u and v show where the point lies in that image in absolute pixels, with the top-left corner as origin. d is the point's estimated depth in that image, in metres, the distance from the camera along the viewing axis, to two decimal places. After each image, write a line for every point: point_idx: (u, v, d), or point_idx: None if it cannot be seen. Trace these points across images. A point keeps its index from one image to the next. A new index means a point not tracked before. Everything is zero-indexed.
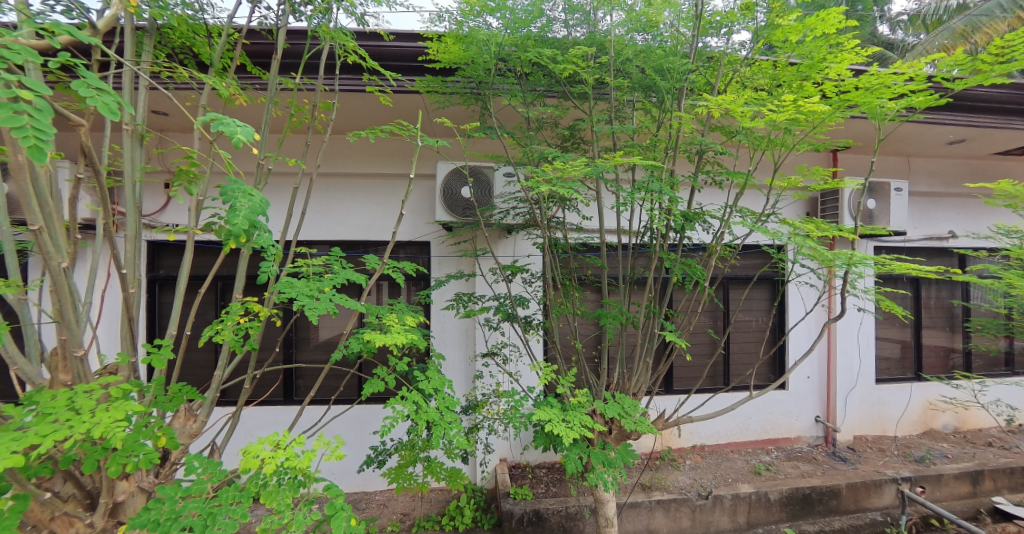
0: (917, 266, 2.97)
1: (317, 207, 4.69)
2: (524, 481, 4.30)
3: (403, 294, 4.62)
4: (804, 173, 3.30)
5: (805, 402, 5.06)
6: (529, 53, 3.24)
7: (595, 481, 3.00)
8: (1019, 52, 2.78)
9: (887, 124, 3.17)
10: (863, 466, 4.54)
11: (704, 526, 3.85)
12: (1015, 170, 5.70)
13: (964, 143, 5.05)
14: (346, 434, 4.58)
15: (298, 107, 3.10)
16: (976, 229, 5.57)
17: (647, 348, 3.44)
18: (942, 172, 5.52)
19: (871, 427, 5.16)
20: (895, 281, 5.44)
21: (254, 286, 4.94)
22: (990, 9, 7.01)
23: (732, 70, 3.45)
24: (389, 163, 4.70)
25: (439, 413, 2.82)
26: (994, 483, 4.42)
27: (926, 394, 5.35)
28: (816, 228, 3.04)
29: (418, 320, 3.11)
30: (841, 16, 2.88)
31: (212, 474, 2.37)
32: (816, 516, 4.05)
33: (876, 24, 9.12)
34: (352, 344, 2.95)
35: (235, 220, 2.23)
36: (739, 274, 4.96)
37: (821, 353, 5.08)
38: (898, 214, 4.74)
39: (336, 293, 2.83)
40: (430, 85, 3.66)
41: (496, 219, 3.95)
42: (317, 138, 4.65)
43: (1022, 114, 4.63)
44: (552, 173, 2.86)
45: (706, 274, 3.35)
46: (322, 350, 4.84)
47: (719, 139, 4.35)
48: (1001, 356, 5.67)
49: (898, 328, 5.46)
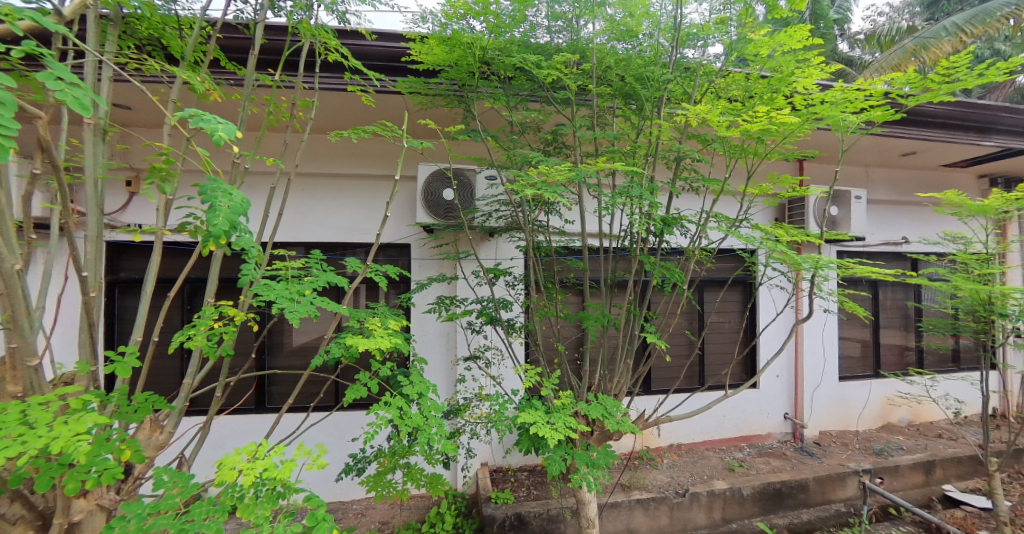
0: (878, 268, 3.19)
1: (294, 208, 4.53)
2: (506, 485, 4.23)
3: (384, 298, 4.52)
4: (774, 181, 3.39)
5: (777, 399, 5.28)
6: (513, 58, 3.30)
7: (579, 481, 3.13)
8: (962, 72, 3.06)
9: (848, 136, 3.43)
10: (829, 460, 4.76)
11: (682, 523, 3.94)
12: (959, 181, 6.17)
13: (917, 155, 5.42)
14: (326, 443, 4.43)
15: (276, 105, 3.08)
16: (928, 235, 5.99)
17: (627, 350, 3.54)
18: (897, 181, 5.90)
19: (836, 422, 5.46)
20: (856, 283, 5.78)
21: (225, 289, 4.75)
22: (937, 31, 7.25)
23: (707, 81, 3.54)
24: (373, 164, 4.61)
25: (422, 418, 2.97)
26: (944, 472, 4.73)
27: (885, 390, 5.69)
28: (785, 233, 3.30)
29: (401, 324, 3.23)
30: (807, 33, 3.09)
31: (182, 488, 2.25)
32: (787, 509, 4.21)
33: (837, 43, 9.73)
34: (333, 349, 3.04)
35: (215, 221, 2.16)
36: (715, 277, 5.06)
37: (791, 353, 5.29)
38: (860, 220, 5.00)
39: (317, 296, 2.87)
40: (412, 86, 3.61)
41: (479, 222, 3.88)
42: (297, 137, 4.52)
43: (966, 131, 4.93)
44: (536, 177, 3.01)
45: (684, 278, 3.46)
46: (297, 356, 4.65)
47: (697, 146, 4.49)
48: (949, 353, 6.08)
49: (859, 328, 5.77)
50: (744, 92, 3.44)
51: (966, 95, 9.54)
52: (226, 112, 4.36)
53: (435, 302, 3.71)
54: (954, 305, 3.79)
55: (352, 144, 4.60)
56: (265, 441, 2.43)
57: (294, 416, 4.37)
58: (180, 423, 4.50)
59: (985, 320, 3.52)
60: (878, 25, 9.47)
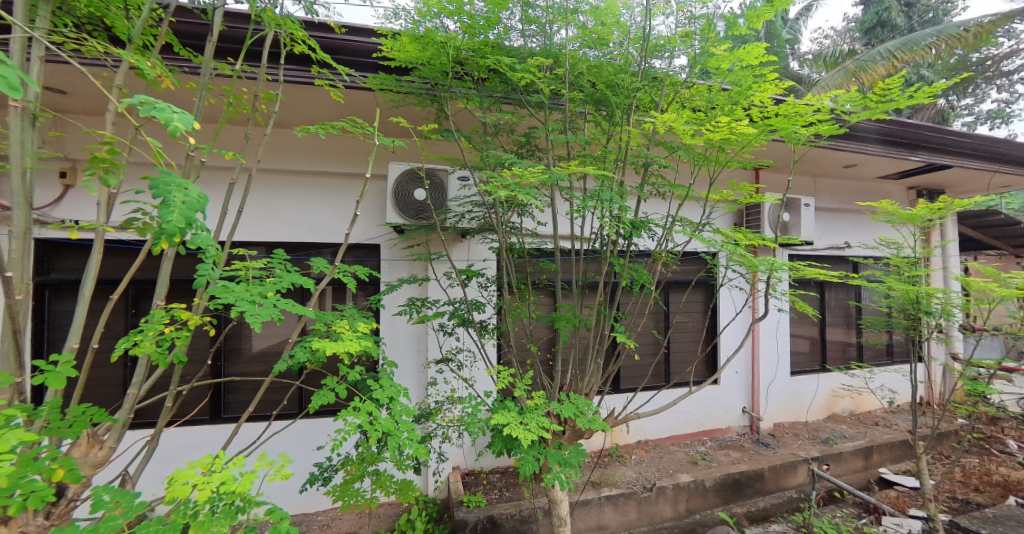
0: (824, 271, 3.39)
1: (255, 206, 4.27)
2: (478, 488, 4.18)
3: (351, 299, 4.33)
4: (733, 188, 3.55)
5: (735, 393, 5.56)
6: (487, 59, 3.30)
7: (552, 480, 3.16)
8: (894, 93, 3.36)
9: (799, 148, 3.68)
10: (782, 449, 5.07)
11: (649, 516, 4.06)
12: (892, 192, 6.76)
13: (857, 166, 5.89)
14: (290, 452, 4.25)
15: (236, 96, 2.92)
16: (866, 240, 6.53)
17: (598, 350, 3.61)
18: (839, 190, 6.41)
19: (788, 414, 5.83)
20: (806, 284, 6.20)
21: (173, 291, 4.42)
22: (874, 55, 7.73)
23: (673, 91, 3.68)
24: (343, 162, 4.47)
25: (392, 423, 2.89)
26: (880, 456, 5.16)
27: (830, 383, 6.14)
28: (743, 237, 3.46)
29: (369, 327, 3.13)
30: (763, 51, 3.27)
31: (126, 508, 2.06)
32: (745, 498, 4.44)
33: (787, 62, 10.36)
34: (298, 354, 2.91)
35: (168, 218, 2.02)
36: (681, 279, 5.25)
37: (747, 351, 5.60)
38: (808, 226, 5.37)
39: (281, 298, 2.72)
40: (383, 83, 3.59)
41: (452, 222, 3.87)
42: (258, 132, 4.31)
43: (896, 148, 5.37)
44: (510, 179, 3.01)
45: (652, 279, 3.57)
46: (257, 363, 4.41)
47: (664, 153, 4.66)
48: (884, 347, 6.63)
49: (807, 325, 6.17)
50: (707, 103, 3.63)
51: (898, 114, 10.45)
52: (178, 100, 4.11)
53: (405, 304, 3.67)
54: (888, 304, 4.14)
55: (319, 141, 4.41)
56: (223, 452, 2.29)
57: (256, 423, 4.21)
58: (124, 436, 4.19)
59: (914, 317, 3.88)
60: (823, 47, 10.23)
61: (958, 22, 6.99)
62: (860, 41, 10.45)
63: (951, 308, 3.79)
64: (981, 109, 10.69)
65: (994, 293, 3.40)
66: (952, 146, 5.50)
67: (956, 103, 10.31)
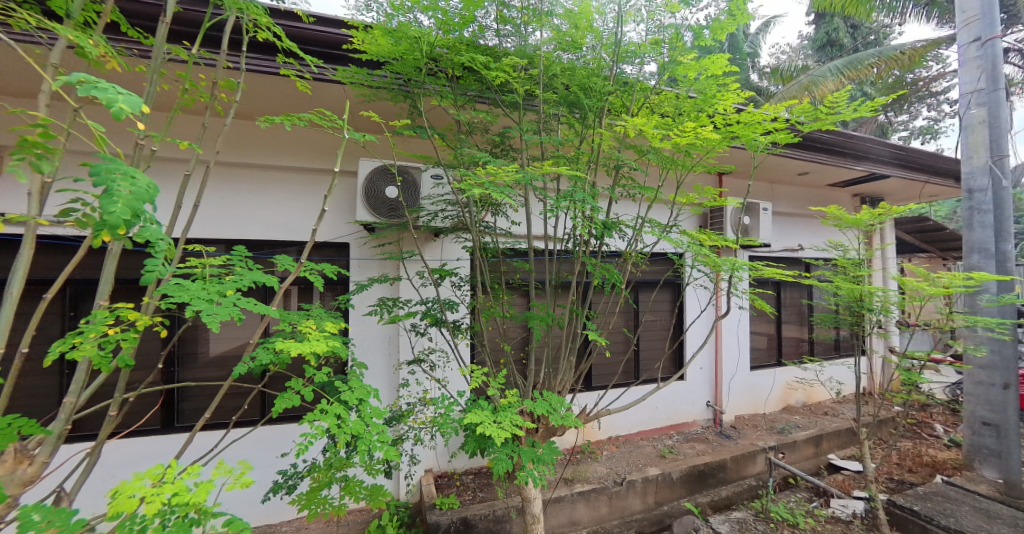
0: (781, 270, 3.53)
1: (213, 199, 4.29)
2: (451, 490, 4.13)
3: (318, 299, 4.28)
4: (699, 191, 3.68)
5: (700, 388, 5.78)
6: (461, 56, 3.26)
7: (525, 477, 3.16)
8: (841, 106, 3.59)
9: (758, 155, 3.88)
10: (742, 440, 5.31)
11: (620, 510, 4.15)
12: (839, 198, 7.24)
13: (811, 174, 6.27)
14: (251, 459, 4.19)
15: (192, 83, 2.74)
16: (817, 243, 6.98)
17: (570, 348, 3.66)
18: (793, 196, 6.80)
19: (747, 407, 6.12)
20: (764, 284, 6.55)
21: (119, 291, 4.12)
22: (824, 72, 8.08)
23: (643, 96, 3.79)
24: (307, 156, 4.58)
25: (361, 425, 2.81)
26: (829, 443, 5.51)
27: (785, 377, 6.48)
28: (708, 238, 3.59)
29: (338, 327, 3.03)
30: (727, 62, 3.40)
31: (60, 525, 1.89)
32: (709, 488, 4.62)
33: (747, 74, 10.90)
34: (260, 356, 2.75)
35: (112, 208, 1.92)
36: (649, 278, 5.39)
37: (711, 347, 5.84)
38: (767, 229, 5.65)
39: (241, 297, 2.60)
40: (354, 76, 3.51)
41: (424, 221, 3.82)
42: (218, 121, 4.36)
43: (841, 157, 5.74)
44: (484, 177, 2.99)
45: (622, 278, 3.64)
46: (214, 367, 4.28)
47: (634, 157, 4.78)
48: (833, 342, 7.08)
49: (765, 322, 6.56)
50: (675, 109, 3.75)
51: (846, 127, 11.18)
52: (126, 83, 3.89)
53: (376, 304, 3.60)
54: (836, 302, 4.43)
55: (281, 133, 4.50)
56: (174, 461, 2.15)
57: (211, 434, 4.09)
58: (58, 450, 3.89)
59: (859, 314, 4.19)
60: (780, 63, 10.83)
61: (895, 45, 7.51)
62: (813, 58, 11.14)
63: (890, 306, 4.08)
64: (914, 125, 11.63)
65: (925, 292, 3.71)
66: (889, 157, 5.95)
67: (895, 120, 11.17)
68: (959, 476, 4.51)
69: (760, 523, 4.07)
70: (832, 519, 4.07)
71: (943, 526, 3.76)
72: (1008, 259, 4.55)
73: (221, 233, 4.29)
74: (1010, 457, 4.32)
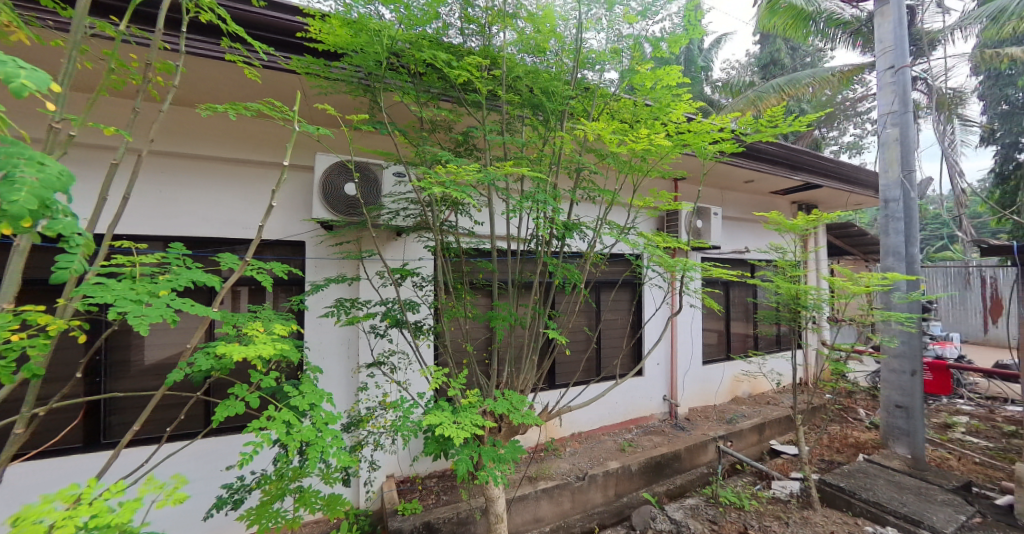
0: (725, 270, 3.70)
1: (144, 193, 3.96)
2: (414, 495, 4.04)
3: (271, 300, 4.11)
4: (654, 194, 3.82)
5: (657, 383, 6.00)
6: (422, 52, 3.19)
7: (486, 476, 3.14)
8: (779, 121, 3.79)
9: (706, 162, 4.08)
10: (695, 431, 5.57)
11: (582, 504, 4.26)
12: (779, 205, 7.79)
13: (756, 182, 6.72)
14: (189, 473, 3.93)
15: (122, 64, 2.51)
16: (759, 245, 7.48)
17: (532, 347, 3.68)
18: (740, 202, 7.23)
19: (700, 399, 6.43)
20: (713, 284, 6.94)
21: (34, 292, 3.71)
22: (767, 89, 8.60)
23: (603, 102, 3.92)
24: (255, 147, 4.33)
25: (314, 432, 2.69)
26: (771, 430, 5.91)
27: (733, 370, 6.88)
28: (663, 240, 3.70)
29: (287, 329, 2.87)
30: (680, 73, 3.56)
31: None
32: (665, 477, 4.83)
33: (701, 87, 11.53)
34: (199, 362, 2.60)
35: (15, 196, 1.81)
36: (608, 278, 5.56)
37: (667, 343, 6.08)
38: (717, 232, 5.97)
39: (176, 298, 2.43)
40: (309, 67, 3.35)
41: (384, 221, 3.67)
42: (150, 106, 4.04)
43: (783, 168, 6.18)
44: (445, 175, 2.97)
45: (581, 278, 3.73)
46: (150, 376, 4.02)
47: (594, 159, 4.89)
48: (775, 337, 7.61)
49: (715, 320, 6.90)
50: (632, 116, 3.85)
51: (786, 139, 12.05)
52: (41, 59, 3.50)
53: (333, 304, 3.51)
54: (777, 300, 4.78)
55: (226, 122, 4.24)
56: (94, 481, 1.98)
57: (141, 449, 3.81)
58: None
59: (796, 311, 4.55)
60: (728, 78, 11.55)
61: (827, 67, 8.22)
62: (758, 75, 11.94)
63: (821, 303, 4.42)
64: (842, 140, 12.72)
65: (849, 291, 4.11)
66: (823, 168, 6.49)
67: (827, 136, 12.16)
68: (877, 454, 5.01)
69: (711, 507, 4.30)
70: (772, 499, 4.41)
71: (865, 500, 4.17)
72: (916, 262, 5.08)
73: (155, 229, 3.98)
74: (918, 435, 4.85)
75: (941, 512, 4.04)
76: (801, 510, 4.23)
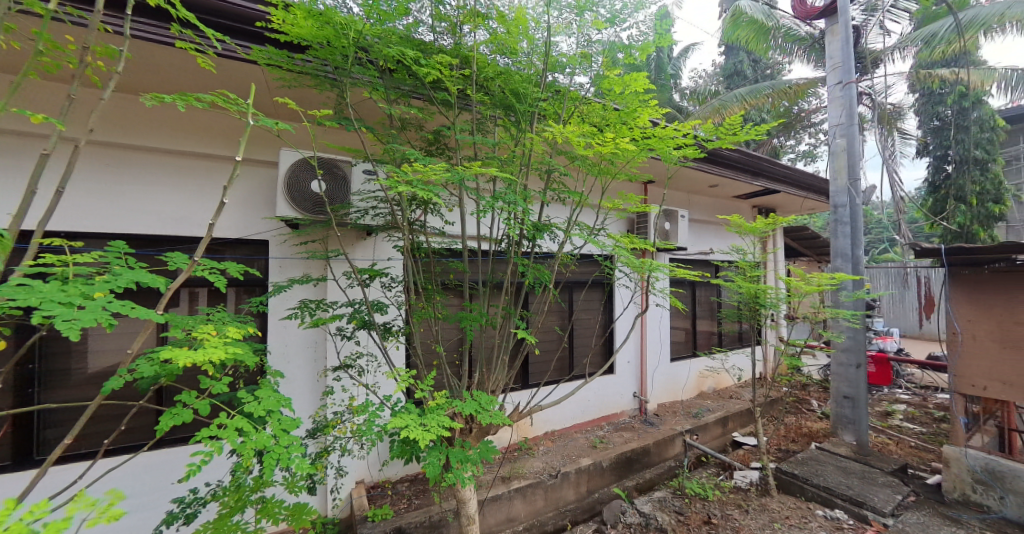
0: (688, 270, 3.80)
1: (82, 186, 3.69)
2: (385, 501, 3.96)
3: (231, 303, 3.94)
4: (622, 197, 3.88)
5: (628, 380, 6.12)
6: (391, 48, 3.11)
7: (454, 478, 3.08)
8: (738, 131, 3.92)
9: (670, 166, 4.17)
10: (663, 426, 5.72)
11: (555, 502, 4.31)
12: (742, 209, 8.11)
13: (721, 187, 6.97)
14: (133, 488, 3.71)
15: (56, 45, 2.33)
16: (722, 247, 7.78)
17: (503, 348, 3.67)
18: (706, 205, 7.49)
19: (666, 395, 6.62)
20: (680, 284, 7.17)
21: None
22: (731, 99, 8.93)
23: (573, 105, 3.93)
24: (211, 140, 4.09)
25: (273, 439, 2.59)
26: (733, 423, 6.16)
27: (699, 367, 7.12)
28: (632, 243, 3.80)
29: (242, 332, 2.72)
30: (645, 79, 3.57)
31: None
32: (635, 472, 4.94)
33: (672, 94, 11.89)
34: (142, 368, 2.47)
35: None
36: (579, 278, 5.62)
37: (636, 341, 6.21)
38: (684, 235, 6.13)
39: (113, 301, 2.30)
40: (273, 58, 3.20)
41: (353, 219, 3.65)
42: (87, 92, 3.75)
43: (744, 174, 6.43)
44: (412, 174, 2.90)
45: (551, 278, 3.75)
46: (94, 386, 3.75)
47: (564, 161, 4.92)
48: (738, 334, 7.94)
49: (682, 318, 7.12)
50: (602, 120, 3.84)
51: (748, 146, 12.59)
52: None
53: (297, 306, 3.39)
54: (739, 299, 4.99)
55: (179, 113, 4.00)
56: (13, 501, 1.87)
57: (72, 467, 3.58)
58: None
59: (754, 309, 4.77)
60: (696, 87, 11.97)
61: (785, 80, 8.63)
62: (723, 85, 12.39)
63: (779, 301, 4.62)
64: (798, 149, 13.39)
65: (802, 290, 4.35)
66: (779, 174, 6.81)
67: (785, 144, 12.76)
68: (827, 442, 5.33)
69: (677, 499, 4.43)
70: (733, 489, 4.60)
71: (816, 486, 4.44)
72: (860, 263, 5.41)
73: (97, 225, 3.73)
74: (862, 423, 5.17)
75: (883, 494, 4.34)
76: (760, 498, 4.44)
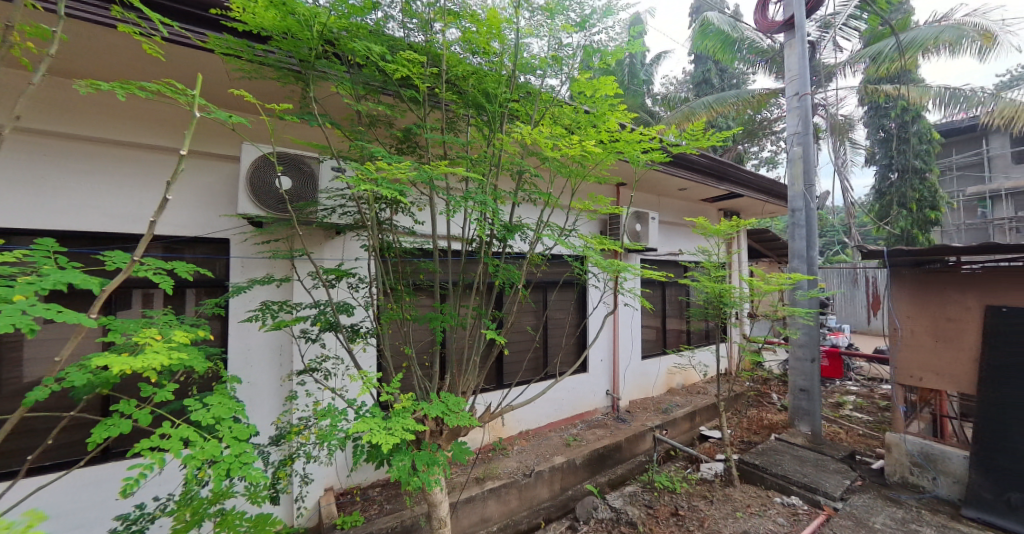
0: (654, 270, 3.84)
1: (14, 178, 3.44)
2: (355, 508, 3.87)
3: (188, 305, 3.76)
4: (594, 198, 3.90)
5: (601, 378, 6.20)
6: (356, 42, 2.99)
7: (421, 482, 2.97)
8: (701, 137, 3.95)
9: (638, 169, 4.20)
10: (634, 422, 5.84)
11: (529, 501, 4.33)
12: (708, 212, 8.37)
13: (689, 190, 7.17)
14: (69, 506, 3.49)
15: None
16: (689, 248, 8.00)
17: (474, 349, 3.61)
18: (675, 207, 7.68)
19: (637, 392, 6.76)
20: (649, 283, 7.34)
21: None
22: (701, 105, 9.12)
23: (545, 106, 3.89)
24: (164, 132, 3.87)
25: (229, 448, 2.47)
26: (699, 417, 6.36)
27: (667, 364, 7.30)
28: (603, 244, 3.83)
29: (189, 336, 2.57)
30: (612, 83, 3.57)
31: None
32: (607, 468, 5.01)
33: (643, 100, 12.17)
34: (73, 375, 2.32)
35: None
36: (550, 279, 5.65)
37: (609, 340, 6.28)
38: (655, 236, 6.27)
39: (39, 304, 2.17)
40: (233, 47, 3.05)
41: (320, 216, 3.53)
42: (17, 75, 3.48)
43: (710, 177, 6.61)
44: (377, 173, 2.81)
45: (521, 278, 3.75)
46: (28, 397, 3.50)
47: (536, 162, 4.91)
48: (705, 332, 8.20)
49: (651, 317, 7.29)
50: (573, 123, 3.83)
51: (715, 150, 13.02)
52: None
53: (259, 308, 3.25)
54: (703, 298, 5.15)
55: (121, 102, 3.75)
56: None
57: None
58: None
59: (716, 307, 4.94)
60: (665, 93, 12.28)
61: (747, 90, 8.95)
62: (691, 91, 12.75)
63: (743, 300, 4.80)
64: (761, 155, 13.93)
65: (763, 289, 4.54)
66: (743, 178, 7.03)
67: (748, 150, 13.25)
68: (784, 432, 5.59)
69: (647, 492, 4.53)
70: (700, 480, 4.74)
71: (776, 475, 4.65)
72: (814, 263, 5.70)
73: (35, 222, 3.49)
74: (817, 414, 5.45)
75: (834, 480, 4.59)
76: (724, 488, 4.61)
